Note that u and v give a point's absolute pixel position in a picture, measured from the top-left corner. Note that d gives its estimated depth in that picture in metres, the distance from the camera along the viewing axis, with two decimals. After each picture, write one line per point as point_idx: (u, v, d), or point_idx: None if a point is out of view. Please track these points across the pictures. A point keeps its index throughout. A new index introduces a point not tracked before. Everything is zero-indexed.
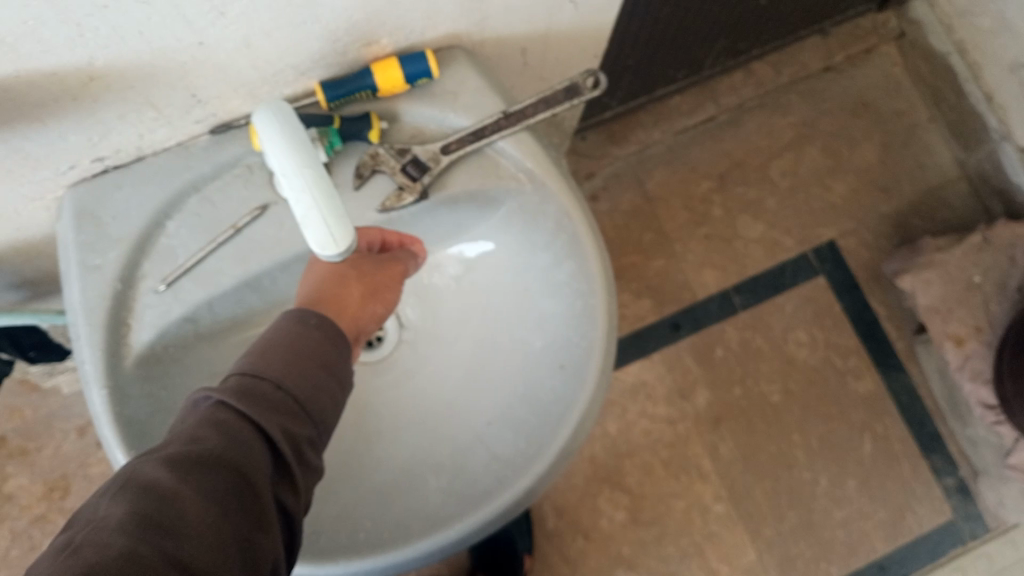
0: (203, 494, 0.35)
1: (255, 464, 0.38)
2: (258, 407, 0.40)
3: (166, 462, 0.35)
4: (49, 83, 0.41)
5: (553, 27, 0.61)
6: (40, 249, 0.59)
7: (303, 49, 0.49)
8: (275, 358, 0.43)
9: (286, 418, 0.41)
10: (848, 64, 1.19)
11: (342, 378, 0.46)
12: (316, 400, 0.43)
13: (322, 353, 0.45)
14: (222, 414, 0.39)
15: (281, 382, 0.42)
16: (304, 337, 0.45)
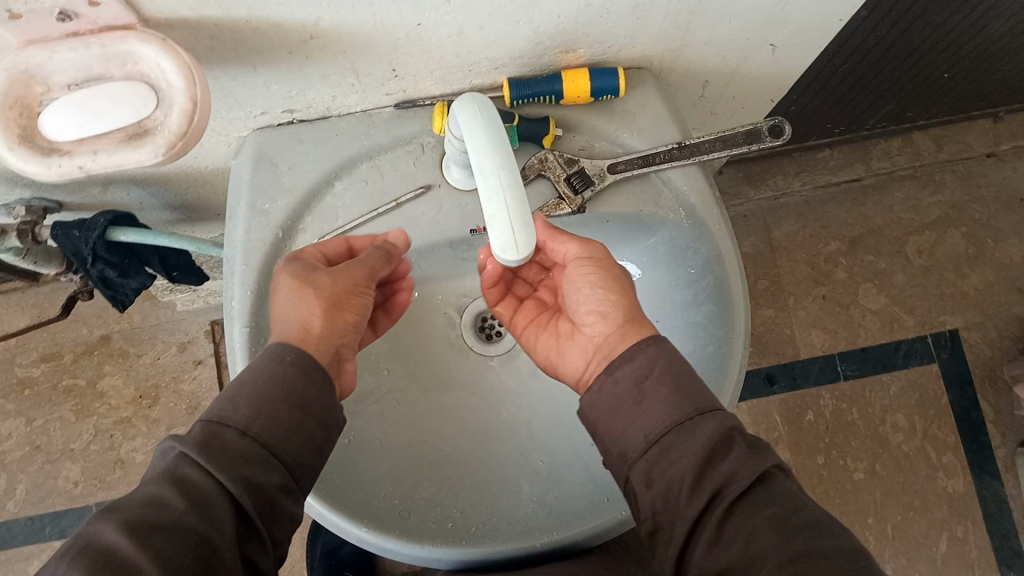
0: (159, 566, 0.34)
1: (217, 528, 0.37)
2: (223, 457, 0.39)
3: (125, 526, 0.35)
4: (275, 34, 0.42)
5: (744, 66, 0.60)
6: (207, 178, 0.61)
7: (507, 45, 0.49)
8: (246, 400, 0.41)
9: (250, 468, 0.39)
10: (1015, 155, 1.14)
11: (321, 416, 0.44)
12: (291, 443, 0.42)
13: (292, 390, 0.42)
14: (185, 470, 0.38)
15: (247, 427, 0.40)
16: (276, 378, 0.42)
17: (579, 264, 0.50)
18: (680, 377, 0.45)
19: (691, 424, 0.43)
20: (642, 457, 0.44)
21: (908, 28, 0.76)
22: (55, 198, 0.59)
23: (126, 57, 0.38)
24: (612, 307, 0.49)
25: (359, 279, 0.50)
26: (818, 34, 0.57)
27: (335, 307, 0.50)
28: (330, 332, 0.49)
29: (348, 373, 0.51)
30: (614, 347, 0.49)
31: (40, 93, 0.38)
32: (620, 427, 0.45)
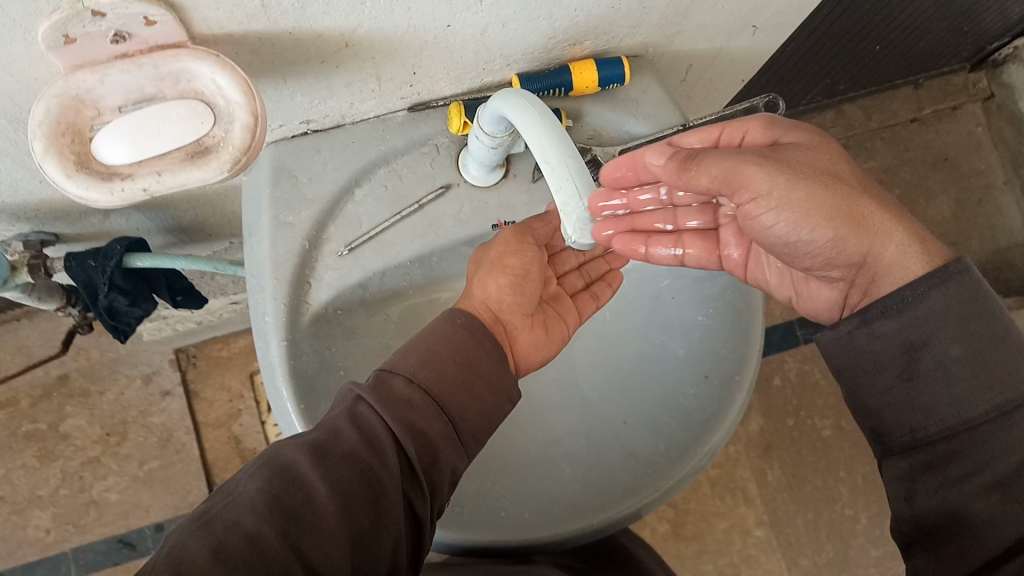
0: (331, 484, 0.41)
1: (384, 462, 0.43)
2: (391, 403, 0.45)
3: (306, 446, 0.42)
4: (313, 44, 0.42)
5: (726, 48, 0.63)
6: (211, 197, 0.59)
7: (523, 42, 0.51)
8: (413, 355, 0.48)
9: (414, 413, 0.46)
10: (934, 118, 1.22)
11: (484, 377, 0.49)
12: (454, 398, 0.48)
13: (460, 349, 0.49)
14: (359, 408, 0.45)
15: (413, 376, 0.47)
16: (447, 337, 0.50)
17: (756, 202, 0.46)
18: (979, 353, 0.43)
19: (989, 429, 0.43)
20: (908, 454, 0.46)
21: (855, 7, 0.82)
22: (52, 230, 0.56)
23: (179, 76, 0.37)
24: (833, 238, 0.46)
25: (510, 241, 0.54)
26: (797, 14, 0.60)
27: (492, 272, 0.54)
28: (490, 298, 0.55)
29: (522, 343, 0.56)
30: (879, 270, 0.47)
31: (90, 118, 0.37)
32: (885, 405, 0.47)
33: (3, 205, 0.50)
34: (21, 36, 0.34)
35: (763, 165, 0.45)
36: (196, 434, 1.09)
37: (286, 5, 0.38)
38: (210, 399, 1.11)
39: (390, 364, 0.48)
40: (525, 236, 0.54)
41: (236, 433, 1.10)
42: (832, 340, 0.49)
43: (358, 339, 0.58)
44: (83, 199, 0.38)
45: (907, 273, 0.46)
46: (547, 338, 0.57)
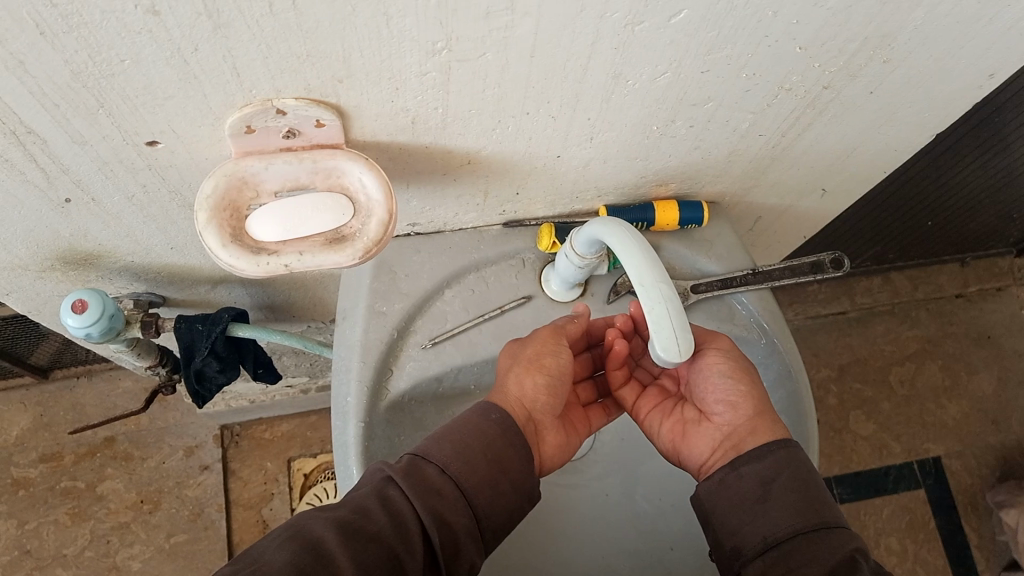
0: (356, 565, 0.43)
1: (408, 547, 0.45)
2: (421, 490, 0.47)
3: (334, 524, 0.44)
4: (442, 159, 0.48)
5: (795, 207, 0.68)
6: (308, 281, 0.64)
7: (617, 178, 0.56)
8: (448, 446, 0.49)
9: (443, 502, 0.47)
10: (979, 296, 1.26)
11: (511, 475, 0.50)
12: (481, 494, 0.49)
13: (492, 446, 0.50)
14: (389, 491, 0.47)
15: (446, 467, 0.48)
16: (479, 432, 0.51)
17: (716, 355, 0.55)
18: (805, 485, 0.49)
19: (814, 535, 0.47)
20: (761, 558, 0.48)
21: (913, 183, 0.87)
22: (161, 292, 0.61)
23: (331, 172, 0.42)
24: (739, 400, 0.54)
25: (547, 341, 0.55)
26: (863, 185, 0.65)
27: (530, 369, 0.54)
28: (525, 397, 0.55)
29: (548, 445, 0.56)
30: (745, 436, 0.53)
31: (250, 198, 0.42)
32: (739, 526, 0.50)
33: (131, 264, 0.55)
34: (211, 122, 0.39)
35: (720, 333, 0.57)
36: (225, 513, 1.10)
37: (431, 124, 0.44)
38: (245, 478, 1.12)
39: (423, 450, 0.49)
40: (561, 337, 0.56)
41: (265, 518, 1.10)
42: (705, 489, 0.53)
43: (425, 430, 0.62)
44: (231, 267, 0.42)
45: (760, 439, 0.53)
46: (570, 441, 0.58)
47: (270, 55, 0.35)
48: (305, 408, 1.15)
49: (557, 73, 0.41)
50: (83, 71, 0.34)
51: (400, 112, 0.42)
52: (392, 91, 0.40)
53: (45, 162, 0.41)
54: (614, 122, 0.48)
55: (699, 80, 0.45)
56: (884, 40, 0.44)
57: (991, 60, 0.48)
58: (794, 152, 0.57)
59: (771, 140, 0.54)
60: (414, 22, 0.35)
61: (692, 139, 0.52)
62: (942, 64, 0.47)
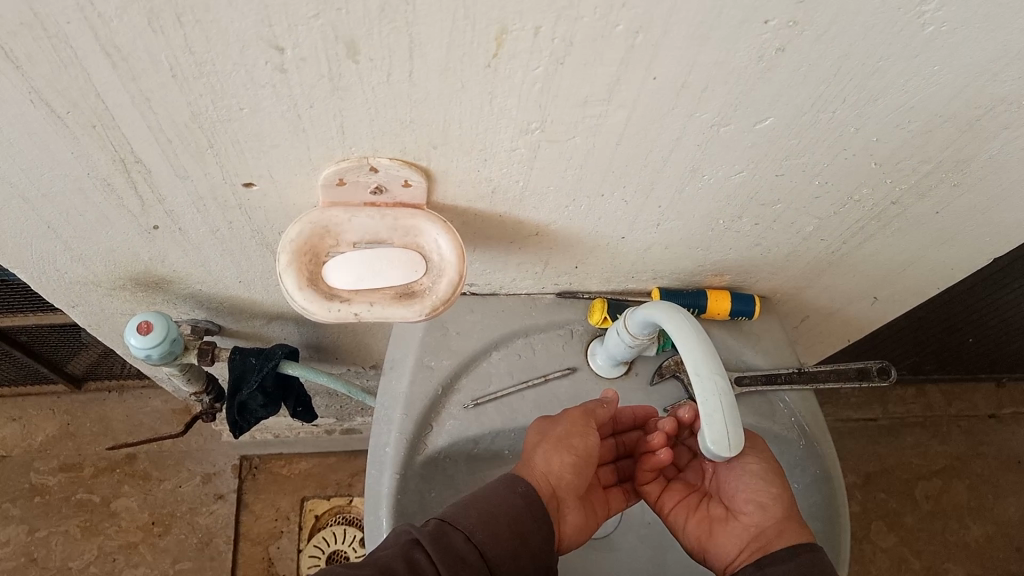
0: None
1: None
2: (446, 555, 0.48)
3: None
4: (513, 228, 0.50)
5: (844, 311, 0.69)
6: (360, 327, 0.66)
7: (675, 264, 0.58)
8: (475, 513, 0.50)
9: (466, 569, 0.48)
10: (1013, 419, 1.25)
11: (533, 548, 0.51)
12: (503, 564, 0.50)
13: (515, 518, 0.51)
14: (415, 553, 0.47)
15: (471, 534, 0.49)
16: (505, 503, 0.52)
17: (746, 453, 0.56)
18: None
19: None
20: None
21: (959, 301, 0.88)
22: (218, 322, 0.63)
23: (410, 231, 0.44)
24: (768, 499, 0.54)
25: (577, 421, 0.56)
26: (914, 298, 0.66)
27: (558, 446, 0.55)
28: (550, 473, 0.55)
29: (569, 523, 0.56)
30: (773, 537, 0.53)
31: (329, 245, 0.44)
32: None
33: (198, 293, 0.57)
34: (307, 172, 0.42)
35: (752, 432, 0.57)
36: (233, 545, 1.09)
37: (509, 195, 0.45)
38: (257, 512, 1.12)
39: (449, 516, 0.50)
40: (591, 419, 0.56)
41: (270, 555, 1.09)
42: None
43: (455, 489, 0.62)
44: (304, 310, 0.43)
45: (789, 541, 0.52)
46: (589, 522, 0.58)
47: (376, 118, 0.37)
48: (326, 450, 1.15)
49: (638, 161, 0.43)
50: (202, 113, 0.36)
51: (483, 181, 0.44)
52: (480, 162, 0.42)
53: (143, 190, 0.43)
54: (682, 213, 0.49)
55: (772, 182, 0.46)
56: (957, 165, 0.45)
57: None
58: (851, 259, 0.58)
59: (831, 245, 0.55)
60: (516, 102, 0.37)
61: (754, 236, 0.53)
62: (1009, 193, 0.48)
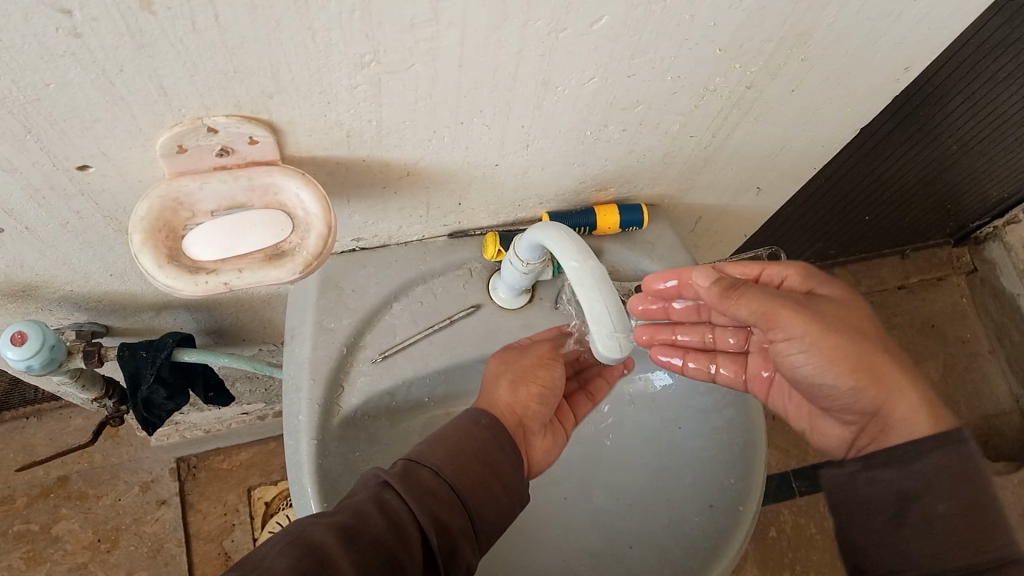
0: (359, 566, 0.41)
1: (409, 548, 0.44)
2: (417, 492, 0.46)
3: (335, 527, 0.42)
4: (380, 173, 0.49)
5: (733, 205, 0.70)
6: (256, 302, 0.64)
7: (557, 184, 0.57)
8: (440, 451, 0.49)
9: (440, 504, 0.46)
10: (921, 287, 1.30)
11: (502, 478, 0.50)
12: (475, 496, 0.48)
13: (481, 448, 0.50)
14: (386, 495, 0.45)
15: (440, 470, 0.48)
16: (471, 435, 0.51)
17: (789, 344, 0.52)
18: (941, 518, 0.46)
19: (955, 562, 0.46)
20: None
21: (847, 180, 0.91)
22: (103, 322, 0.60)
23: (268, 189, 0.43)
24: (855, 389, 0.52)
25: (540, 353, 0.59)
26: (797, 181, 0.68)
27: (523, 377, 0.57)
28: (516, 403, 0.57)
29: (538, 448, 0.58)
30: (890, 422, 0.52)
31: (185, 218, 0.43)
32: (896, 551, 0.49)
33: (70, 294, 0.55)
34: (142, 143, 0.40)
35: (803, 313, 0.51)
36: (185, 547, 1.08)
37: (365, 138, 0.44)
38: (205, 510, 1.10)
39: (414, 457, 0.49)
40: (554, 355, 0.60)
41: (226, 549, 1.08)
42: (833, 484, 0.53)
43: (381, 445, 0.62)
44: (168, 287, 0.42)
45: (914, 429, 0.50)
46: (557, 444, 0.60)
47: (196, 73, 0.35)
48: (264, 436, 1.14)
49: (488, 80, 0.42)
50: (7, 95, 0.34)
51: (333, 126, 0.42)
52: (324, 106, 0.40)
53: None
54: (548, 129, 0.49)
55: (626, 84, 0.46)
56: (799, 39, 0.45)
57: (903, 56, 0.50)
58: (726, 151, 0.58)
59: (703, 140, 0.56)
60: (340, 36, 0.35)
61: (625, 143, 0.53)
62: (857, 60, 0.49)
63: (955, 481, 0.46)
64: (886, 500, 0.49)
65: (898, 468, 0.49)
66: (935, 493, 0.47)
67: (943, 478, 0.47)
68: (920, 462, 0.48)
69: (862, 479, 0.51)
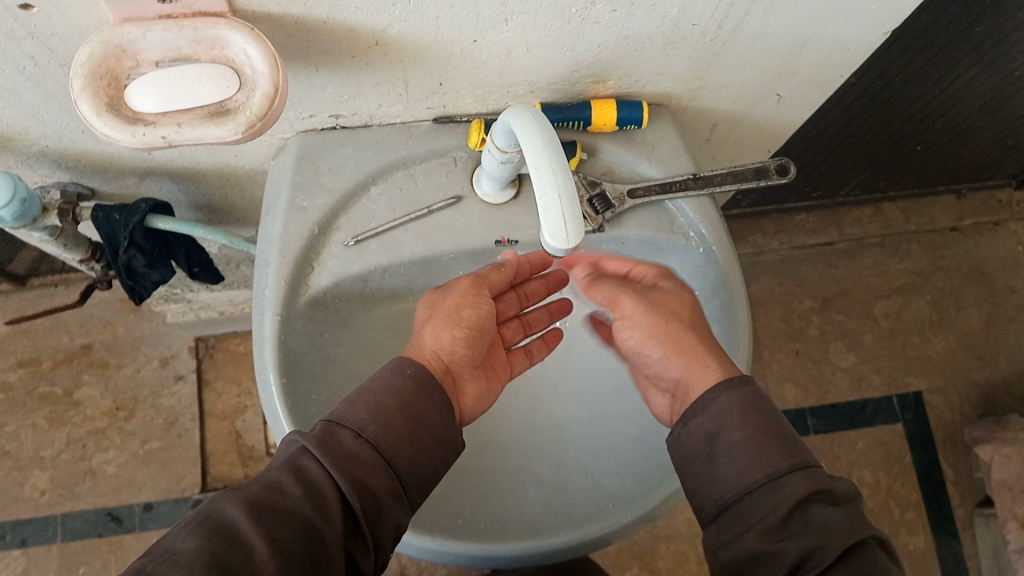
0: (272, 542, 0.40)
1: (330, 518, 0.43)
2: (337, 455, 0.45)
3: (247, 504, 0.41)
4: (346, 38, 0.46)
5: (751, 113, 0.65)
6: (240, 178, 0.63)
7: (547, 70, 0.53)
8: (363, 408, 0.47)
9: (362, 467, 0.45)
10: (975, 230, 1.22)
11: (429, 432, 0.49)
12: (400, 453, 0.47)
13: (406, 401, 0.48)
14: (304, 461, 0.44)
15: (362, 430, 0.46)
16: (394, 388, 0.49)
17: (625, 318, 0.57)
18: (754, 441, 0.47)
19: (765, 491, 0.46)
20: (717, 519, 0.48)
21: (894, 102, 0.84)
22: (89, 185, 0.60)
23: (214, 42, 0.41)
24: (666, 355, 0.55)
25: (467, 291, 0.55)
26: (820, 91, 0.63)
27: (446, 321, 0.54)
28: (442, 350, 0.53)
29: (468, 395, 0.55)
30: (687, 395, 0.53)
31: (129, 67, 0.41)
32: (701, 485, 0.49)
33: (47, 150, 0.54)
34: None
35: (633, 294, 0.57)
36: (199, 422, 1.12)
37: None
38: (219, 390, 1.13)
39: (335, 415, 0.47)
40: (483, 286, 0.55)
41: (237, 428, 1.12)
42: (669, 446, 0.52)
43: (352, 330, 0.61)
44: (107, 137, 0.41)
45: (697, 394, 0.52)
46: (491, 388, 0.57)
47: None
48: None
49: None
50: None
51: None
52: None
53: None
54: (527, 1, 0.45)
55: None
56: None
57: None
58: (737, 47, 0.53)
59: (708, 31, 0.51)
60: None
61: (618, 26, 0.49)
62: None
63: (746, 414, 0.48)
64: (698, 444, 0.49)
65: (700, 414, 0.50)
66: (732, 426, 0.48)
67: (735, 413, 0.48)
68: (711, 405, 0.49)
69: (681, 428, 0.51)
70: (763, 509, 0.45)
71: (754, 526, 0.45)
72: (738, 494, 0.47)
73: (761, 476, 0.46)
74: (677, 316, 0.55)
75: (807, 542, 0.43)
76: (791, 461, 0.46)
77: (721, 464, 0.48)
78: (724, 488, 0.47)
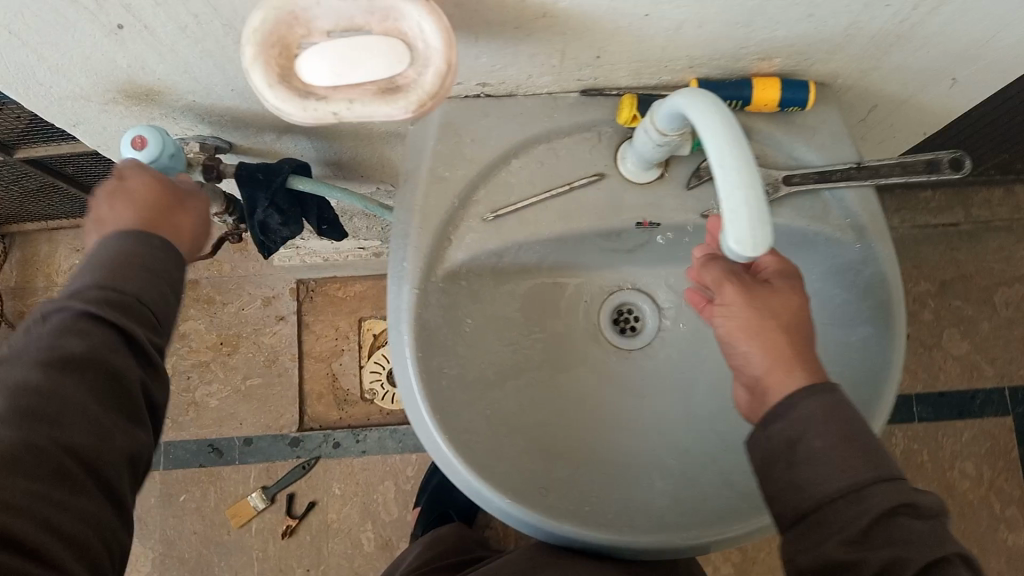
0: (64, 400, 0.44)
1: (116, 371, 0.46)
2: (100, 316, 0.45)
3: (40, 368, 0.44)
4: (512, 10, 0.43)
5: (918, 95, 0.60)
6: (373, 138, 0.62)
7: (713, 46, 0.50)
8: (116, 261, 0.47)
9: (131, 323, 0.46)
10: None
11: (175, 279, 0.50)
12: (159, 301, 0.48)
13: (131, 253, 0.48)
14: (68, 317, 0.45)
15: (138, 298, 0.47)
16: (150, 249, 0.49)
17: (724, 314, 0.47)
18: (840, 447, 0.43)
19: (844, 503, 0.42)
20: (795, 525, 0.44)
21: None
22: (227, 139, 0.60)
23: (389, 14, 0.39)
24: (764, 355, 0.46)
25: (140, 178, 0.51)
26: (1000, 78, 0.57)
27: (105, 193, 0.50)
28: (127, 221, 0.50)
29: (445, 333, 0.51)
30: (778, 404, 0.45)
31: (300, 36, 0.40)
32: (779, 491, 0.45)
33: (193, 105, 0.54)
34: None
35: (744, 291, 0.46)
36: (298, 363, 1.14)
37: None
38: (318, 333, 1.15)
39: (122, 279, 0.47)
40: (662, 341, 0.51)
41: (335, 371, 1.14)
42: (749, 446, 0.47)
43: (483, 304, 0.59)
44: (278, 111, 0.40)
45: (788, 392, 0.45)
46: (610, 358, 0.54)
47: None
48: (379, 271, 1.16)
49: None
50: None
51: None
52: None
53: None
54: None
55: None
56: None
57: None
58: (927, 30, 0.49)
59: (900, 13, 0.46)
60: None
61: (805, 4, 0.45)
62: None
63: (829, 424, 0.43)
64: (778, 447, 0.45)
65: (781, 417, 0.45)
66: (814, 434, 0.44)
67: (817, 421, 0.44)
68: (792, 410, 0.44)
69: (759, 431, 0.46)
70: (844, 520, 0.42)
71: (835, 533, 0.42)
72: (817, 503, 0.43)
73: (844, 487, 0.42)
74: (775, 312, 0.47)
75: (889, 556, 0.40)
76: (874, 473, 0.42)
77: (802, 471, 0.44)
78: (801, 496, 0.44)
